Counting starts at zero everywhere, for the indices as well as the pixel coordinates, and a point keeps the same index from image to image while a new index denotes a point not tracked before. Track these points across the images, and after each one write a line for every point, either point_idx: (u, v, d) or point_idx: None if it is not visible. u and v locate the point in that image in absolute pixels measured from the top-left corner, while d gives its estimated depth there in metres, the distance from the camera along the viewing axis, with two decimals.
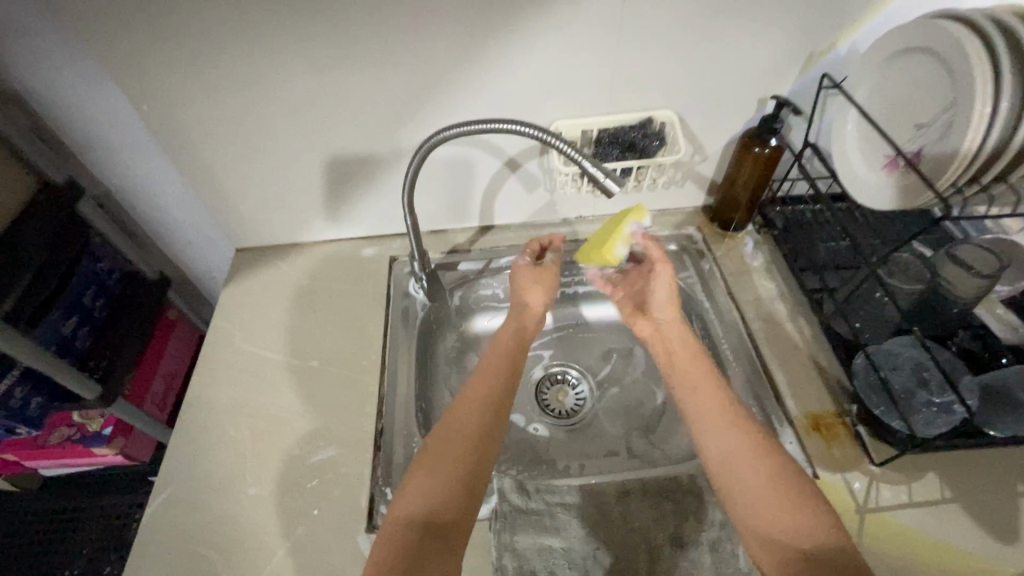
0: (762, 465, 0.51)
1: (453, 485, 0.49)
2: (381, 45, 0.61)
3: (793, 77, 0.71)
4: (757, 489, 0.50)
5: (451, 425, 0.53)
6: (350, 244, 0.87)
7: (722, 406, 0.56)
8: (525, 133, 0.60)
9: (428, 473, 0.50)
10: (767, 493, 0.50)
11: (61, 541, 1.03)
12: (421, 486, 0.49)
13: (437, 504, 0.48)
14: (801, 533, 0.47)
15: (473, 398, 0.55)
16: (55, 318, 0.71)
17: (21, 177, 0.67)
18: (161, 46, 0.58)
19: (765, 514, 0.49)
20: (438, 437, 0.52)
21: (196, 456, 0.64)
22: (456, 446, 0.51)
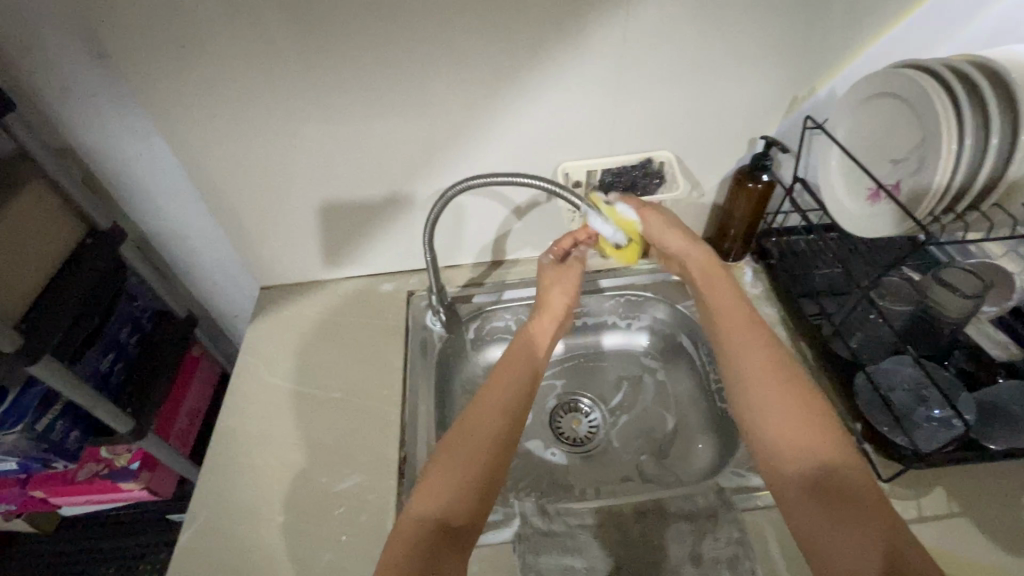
0: (794, 406, 0.56)
1: (464, 490, 0.53)
2: (406, 99, 0.68)
3: (780, 119, 0.77)
4: (779, 415, 0.56)
5: (467, 429, 0.57)
6: (370, 280, 0.91)
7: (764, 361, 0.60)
8: (540, 187, 0.66)
9: (442, 473, 0.54)
10: (797, 431, 0.54)
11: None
12: (434, 489, 0.53)
13: (451, 503, 0.52)
14: (809, 459, 0.53)
15: (493, 403, 0.59)
16: (94, 356, 0.76)
17: (71, 221, 0.71)
18: (210, 103, 0.65)
19: (782, 438, 0.55)
20: (455, 438, 0.56)
21: (226, 487, 0.67)
22: (470, 446, 0.55)
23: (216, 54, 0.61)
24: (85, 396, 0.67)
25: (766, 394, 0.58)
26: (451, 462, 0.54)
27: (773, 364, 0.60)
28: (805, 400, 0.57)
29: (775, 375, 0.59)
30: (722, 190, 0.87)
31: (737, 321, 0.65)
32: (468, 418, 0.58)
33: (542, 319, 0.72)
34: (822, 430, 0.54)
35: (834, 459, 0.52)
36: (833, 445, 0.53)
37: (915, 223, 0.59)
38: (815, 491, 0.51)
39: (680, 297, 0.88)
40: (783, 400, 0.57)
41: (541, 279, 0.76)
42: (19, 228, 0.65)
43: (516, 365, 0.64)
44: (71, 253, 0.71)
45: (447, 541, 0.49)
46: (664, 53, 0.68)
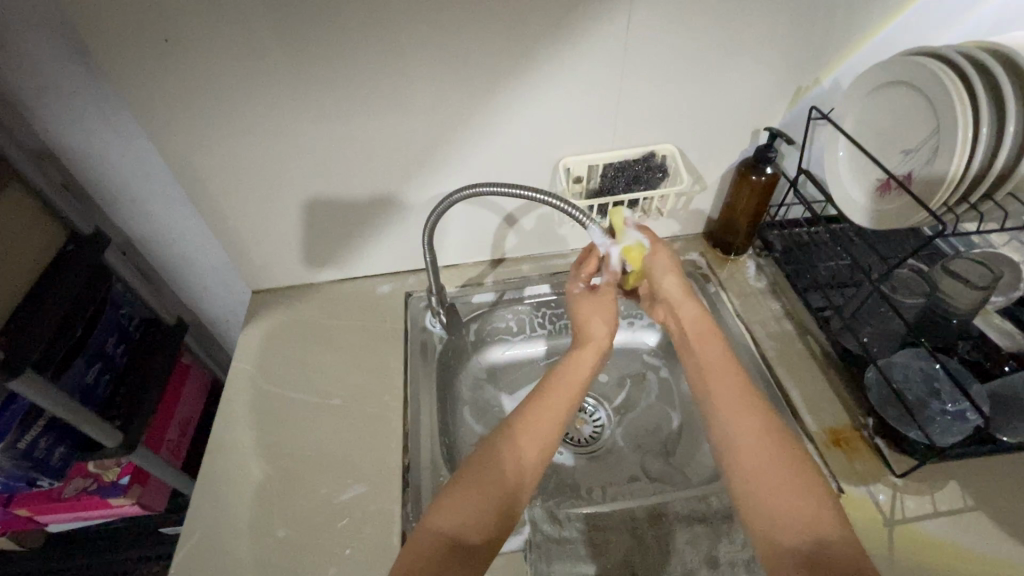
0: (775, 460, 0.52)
1: (484, 511, 0.51)
2: (402, 93, 0.66)
3: (784, 111, 0.76)
4: (768, 487, 0.51)
5: (494, 457, 0.54)
6: (366, 282, 0.88)
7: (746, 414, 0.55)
8: (548, 203, 0.65)
9: (460, 496, 0.51)
10: (776, 490, 0.50)
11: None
12: (454, 504, 0.51)
13: (468, 521, 0.50)
14: (803, 535, 0.47)
15: (530, 437, 0.56)
16: (80, 367, 0.71)
17: (49, 227, 0.67)
18: (198, 99, 0.62)
19: (773, 511, 0.49)
20: (481, 458, 0.54)
21: (223, 501, 0.64)
22: (491, 476, 0.53)
23: (204, 47, 0.58)
24: (71, 411, 0.64)
25: (758, 465, 0.52)
26: (467, 491, 0.52)
27: (761, 432, 0.54)
28: (798, 466, 0.52)
29: (768, 440, 0.53)
30: (725, 184, 0.85)
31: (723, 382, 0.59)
32: (502, 445, 0.55)
33: (584, 352, 0.66)
34: (816, 505, 0.49)
35: (824, 531, 0.47)
36: (827, 518, 0.48)
37: (929, 213, 0.58)
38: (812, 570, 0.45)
39: None
40: (775, 468, 0.51)
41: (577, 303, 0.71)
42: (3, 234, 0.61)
43: (556, 403, 0.59)
44: (52, 260, 0.68)
45: (456, 558, 0.48)
46: (668, 46, 0.67)
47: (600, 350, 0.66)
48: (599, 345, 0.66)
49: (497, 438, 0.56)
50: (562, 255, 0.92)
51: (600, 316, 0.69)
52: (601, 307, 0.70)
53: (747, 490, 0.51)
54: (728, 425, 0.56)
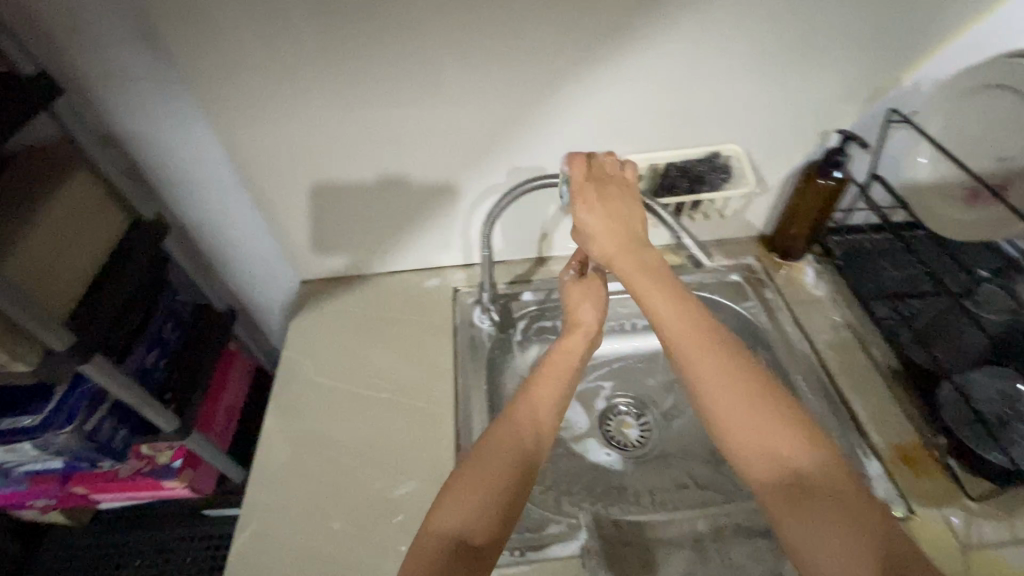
0: (734, 382, 0.48)
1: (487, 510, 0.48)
2: (468, 86, 0.64)
3: (858, 111, 0.72)
4: (734, 413, 0.47)
5: (493, 443, 0.52)
6: (413, 275, 0.87)
7: (700, 338, 0.51)
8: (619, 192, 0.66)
9: (455, 498, 0.49)
10: (744, 418, 0.46)
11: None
12: (460, 503, 0.49)
13: (473, 519, 0.48)
14: (772, 462, 0.45)
15: (519, 423, 0.54)
16: (140, 352, 0.74)
17: (116, 215, 0.68)
18: (265, 87, 0.61)
19: (740, 441, 0.46)
20: (478, 452, 0.52)
21: (280, 490, 0.64)
22: (483, 468, 0.50)
23: (276, 35, 0.57)
24: (135, 396, 0.65)
25: (719, 393, 0.48)
26: (463, 488, 0.50)
27: (716, 353, 0.50)
28: (756, 392, 0.47)
29: (730, 372, 0.49)
30: (788, 187, 0.82)
31: (671, 322, 0.52)
32: (492, 435, 0.53)
33: (573, 336, 0.64)
34: (786, 428, 0.46)
35: (792, 458, 0.45)
36: (805, 452, 0.45)
37: None
38: (789, 495, 0.44)
39: (741, 299, 0.83)
40: (737, 397, 0.47)
41: (567, 293, 0.69)
42: (69, 218, 0.62)
43: (542, 391, 0.57)
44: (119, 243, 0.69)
45: (462, 559, 0.46)
46: (744, 39, 0.64)
47: (588, 335, 0.64)
48: (588, 330, 0.65)
49: (485, 435, 0.53)
50: None
51: (591, 303, 0.67)
52: (590, 292, 0.68)
53: (718, 423, 0.48)
54: (683, 361, 0.50)
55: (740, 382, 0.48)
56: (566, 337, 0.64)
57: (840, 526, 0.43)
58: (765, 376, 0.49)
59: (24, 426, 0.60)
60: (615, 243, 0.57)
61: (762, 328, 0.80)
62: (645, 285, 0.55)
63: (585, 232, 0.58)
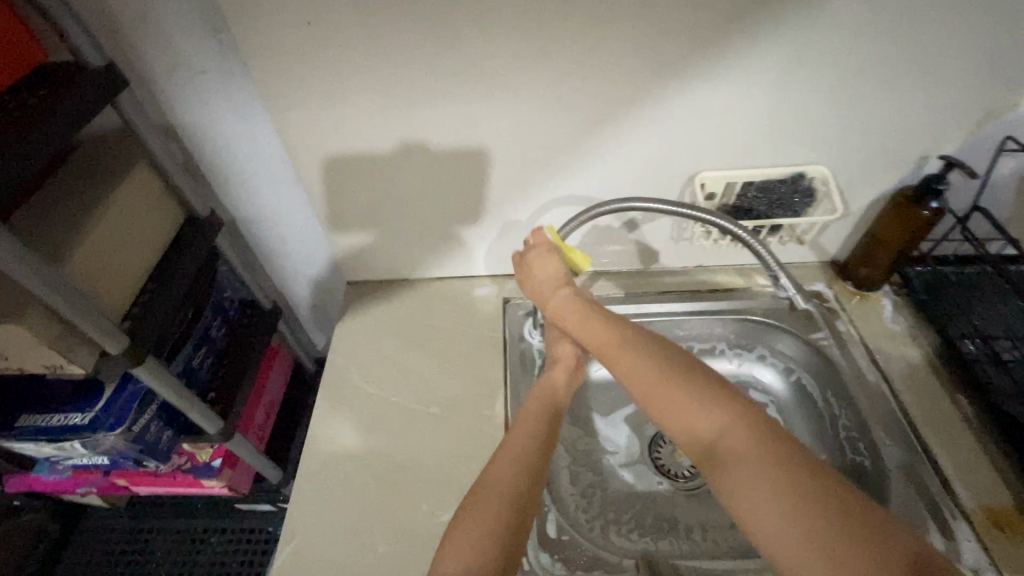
0: (653, 370, 0.52)
1: (493, 541, 0.47)
2: (543, 94, 0.60)
3: (964, 136, 0.66)
4: (662, 401, 0.50)
5: (490, 477, 0.52)
6: (463, 281, 0.84)
7: (621, 348, 0.56)
8: (689, 216, 0.64)
9: (462, 534, 0.48)
10: (669, 402, 0.50)
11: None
12: (470, 540, 0.47)
13: (485, 556, 0.46)
14: (702, 435, 0.48)
15: (502, 457, 0.54)
16: (189, 351, 0.72)
17: (172, 212, 0.66)
18: (333, 87, 0.59)
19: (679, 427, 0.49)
20: (479, 488, 0.52)
21: (326, 504, 0.62)
22: (479, 504, 0.50)
23: (350, 35, 0.54)
24: (182, 397, 0.63)
25: (645, 390, 0.52)
26: (468, 523, 0.48)
27: (633, 352, 0.55)
28: (672, 373, 0.51)
29: (644, 361, 0.53)
30: (870, 212, 0.76)
31: (597, 341, 0.59)
32: (488, 470, 0.53)
33: (555, 370, 0.67)
34: (701, 398, 0.49)
35: (712, 425, 0.48)
36: (728, 423, 0.47)
37: None
38: (722, 463, 0.46)
39: (810, 328, 0.78)
40: (659, 383, 0.51)
41: (547, 338, 0.72)
42: (130, 213, 0.60)
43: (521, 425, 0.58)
44: (173, 241, 0.67)
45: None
46: (849, 55, 0.58)
47: (569, 368, 0.67)
48: (570, 363, 0.67)
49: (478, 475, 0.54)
50: (671, 272, 0.86)
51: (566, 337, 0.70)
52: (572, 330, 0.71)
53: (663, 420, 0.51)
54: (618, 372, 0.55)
55: (661, 372, 0.52)
56: (549, 373, 0.66)
57: (775, 491, 0.42)
58: (681, 364, 0.52)
59: (73, 425, 0.58)
60: (548, 293, 0.65)
61: (834, 362, 0.74)
62: (573, 316, 0.62)
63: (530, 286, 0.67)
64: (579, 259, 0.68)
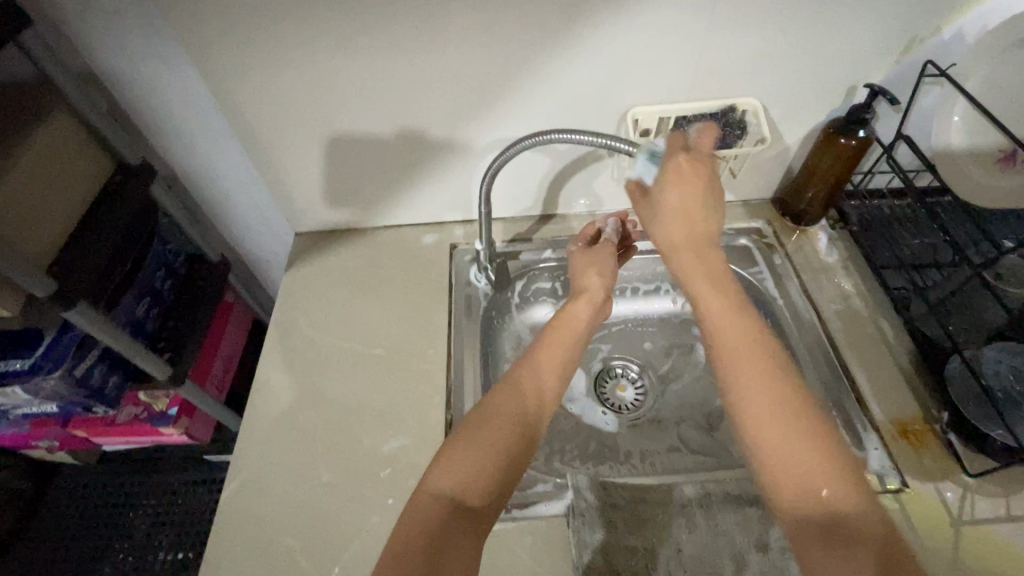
0: (789, 415, 0.44)
1: (487, 468, 0.46)
2: (472, 30, 0.60)
3: (891, 64, 0.67)
4: (787, 445, 0.43)
5: (498, 404, 0.50)
6: (410, 231, 0.85)
7: (759, 365, 0.47)
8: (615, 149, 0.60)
9: (461, 459, 0.46)
10: (794, 444, 0.43)
11: (109, 525, 1.04)
12: (452, 463, 0.46)
13: (470, 480, 0.45)
14: (813, 499, 0.41)
15: (509, 388, 0.52)
16: (130, 301, 0.73)
17: (98, 160, 0.66)
18: (254, 31, 0.57)
19: (789, 466, 0.42)
20: (481, 412, 0.50)
21: (270, 442, 0.64)
22: (485, 438, 0.47)
23: None
24: (123, 344, 0.65)
25: (774, 426, 0.44)
26: (462, 450, 0.47)
27: (771, 381, 0.46)
28: (810, 426, 0.43)
29: (776, 401, 0.45)
30: (807, 146, 0.77)
31: (724, 331, 0.50)
32: (497, 401, 0.50)
33: (578, 303, 0.62)
34: (832, 460, 0.42)
35: (837, 495, 0.41)
36: (844, 484, 0.41)
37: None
38: (822, 529, 0.40)
39: (749, 264, 0.80)
40: (789, 429, 0.43)
41: (574, 263, 0.68)
42: (47, 162, 0.60)
43: (551, 369, 0.54)
44: (102, 188, 0.67)
45: (462, 519, 0.43)
46: None
47: (594, 305, 0.63)
48: (594, 299, 0.63)
49: (483, 399, 0.51)
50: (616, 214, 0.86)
51: (597, 270, 0.67)
52: (596, 261, 0.68)
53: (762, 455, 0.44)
54: (736, 385, 0.46)
55: (798, 416, 0.44)
56: (573, 304, 0.62)
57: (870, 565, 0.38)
58: (813, 405, 0.45)
59: (17, 369, 0.61)
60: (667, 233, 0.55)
61: (767, 294, 0.77)
62: (707, 282, 0.53)
63: (654, 218, 0.56)
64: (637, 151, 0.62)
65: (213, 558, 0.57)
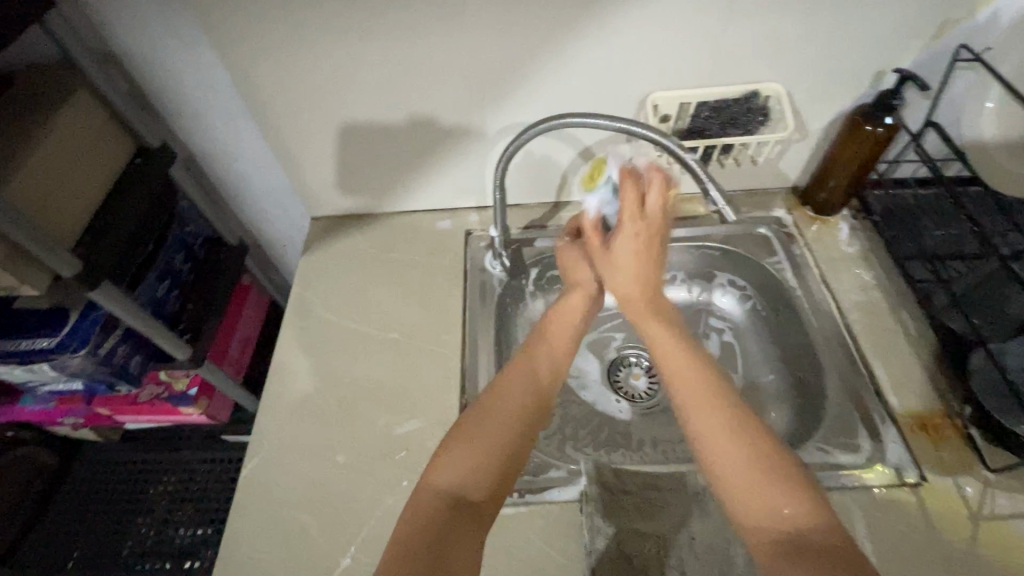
0: (746, 449, 0.45)
1: (486, 463, 0.47)
2: (488, 12, 0.59)
3: (921, 48, 0.65)
4: (745, 477, 0.44)
5: (492, 405, 0.50)
6: (426, 216, 0.85)
7: (715, 401, 0.49)
8: (643, 136, 0.59)
9: (456, 457, 0.47)
10: (751, 477, 0.44)
11: (132, 501, 1.07)
12: (454, 460, 0.47)
13: (469, 476, 0.46)
14: (776, 524, 0.42)
15: (507, 388, 0.52)
16: (151, 282, 0.74)
17: (119, 142, 0.67)
18: (271, 12, 0.57)
19: (746, 496, 0.43)
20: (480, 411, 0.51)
21: (287, 423, 0.66)
22: (481, 436, 0.48)
23: None
24: (145, 324, 0.66)
25: (730, 461, 0.45)
26: (461, 446, 0.48)
27: (727, 417, 0.47)
28: (767, 461, 0.45)
29: (731, 438, 0.46)
30: (831, 134, 0.75)
31: (680, 370, 0.52)
32: (490, 403, 0.51)
33: (574, 296, 0.63)
34: (792, 490, 0.43)
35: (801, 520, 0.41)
36: (807, 510, 0.42)
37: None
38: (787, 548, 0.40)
39: (767, 254, 0.79)
40: (747, 464, 0.45)
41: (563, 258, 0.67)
42: (70, 144, 0.61)
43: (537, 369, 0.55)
44: (124, 170, 0.68)
45: (463, 514, 0.44)
46: None
47: (589, 298, 0.64)
48: (589, 292, 0.64)
49: (480, 398, 0.52)
50: None
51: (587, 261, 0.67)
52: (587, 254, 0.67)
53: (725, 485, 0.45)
54: (695, 426, 0.48)
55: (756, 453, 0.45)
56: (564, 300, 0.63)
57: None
58: (763, 427, 0.47)
59: (42, 347, 0.62)
60: (625, 272, 0.60)
61: (785, 284, 0.76)
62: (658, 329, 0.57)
63: (614, 263, 0.61)
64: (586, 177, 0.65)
65: (234, 534, 0.58)
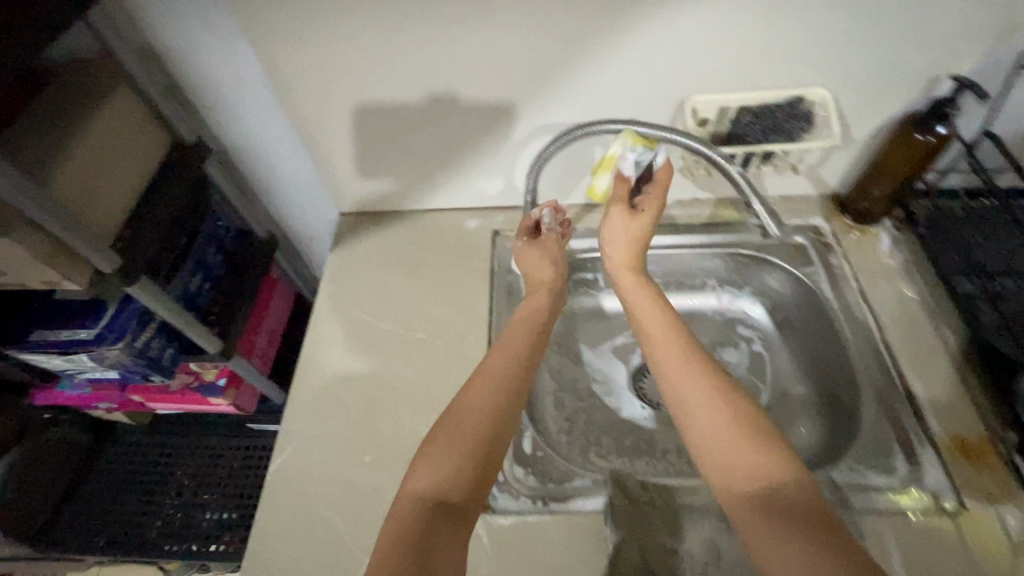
0: (718, 405, 0.49)
1: (465, 467, 0.47)
2: (525, 11, 0.58)
3: (981, 54, 0.61)
4: (718, 429, 0.48)
5: (462, 406, 0.50)
6: (453, 215, 0.84)
7: (687, 359, 0.53)
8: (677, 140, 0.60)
9: (432, 461, 0.47)
10: (722, 429, 0.47)
11: (161, 483, 1.10)
12: (433, 460, 0.47)
13: (450, 480, 0.46)
14: (755, 479, 0.44)
15: (483, 377, 0.53)
16: (184, 276, 0.76)
17: (156, 137, 0.68)
18: (308, 9, 0.57)
19: (716, 450, 0.47)
20: (454, 407, 0.51)
21: (314, 419, 0.66)
22: (458, 438, 0.48)
23: None
24: (179, 318, 0.67)
25: (704, 416, 0.49)
26: (439, 449, 0.48)
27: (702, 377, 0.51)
28: (739, 420, 0.48)
29: (706, 398, 0.50)
30: (875, 141, 0.72)
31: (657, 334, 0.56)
32: (462, 402, 0.51)
33: (538, 292, 0.66)
34: (765, 446, 0.46)
35: (778, 478, 0.44)
36: (781, 467, 0.45)
37: None
38: (766, 509, 0.43)
39: (803, 263, 0.76)
40: (722, 420, 0.48)
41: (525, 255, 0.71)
42: (110, 140, 0.61)
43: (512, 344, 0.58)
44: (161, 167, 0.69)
45: (447, 518, 0.44)
46: None
47: (551, 290, 0.67)
48: (544, 283, 0.68)
49: (456, 397, 0.52)
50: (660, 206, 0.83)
51: (551, 255, 0.70)
52: (548, 252, 0.70)
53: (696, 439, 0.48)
54: (672, 390, 0.51)
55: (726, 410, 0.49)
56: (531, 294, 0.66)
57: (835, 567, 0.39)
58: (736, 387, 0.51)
59: (82, 339, 0.64)
60: (626, 240, 0.65)
61: (820, 296, 0.73)
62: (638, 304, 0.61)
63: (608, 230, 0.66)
64: (610, 157, 0.66)
65: (261, 528, 0.60)
